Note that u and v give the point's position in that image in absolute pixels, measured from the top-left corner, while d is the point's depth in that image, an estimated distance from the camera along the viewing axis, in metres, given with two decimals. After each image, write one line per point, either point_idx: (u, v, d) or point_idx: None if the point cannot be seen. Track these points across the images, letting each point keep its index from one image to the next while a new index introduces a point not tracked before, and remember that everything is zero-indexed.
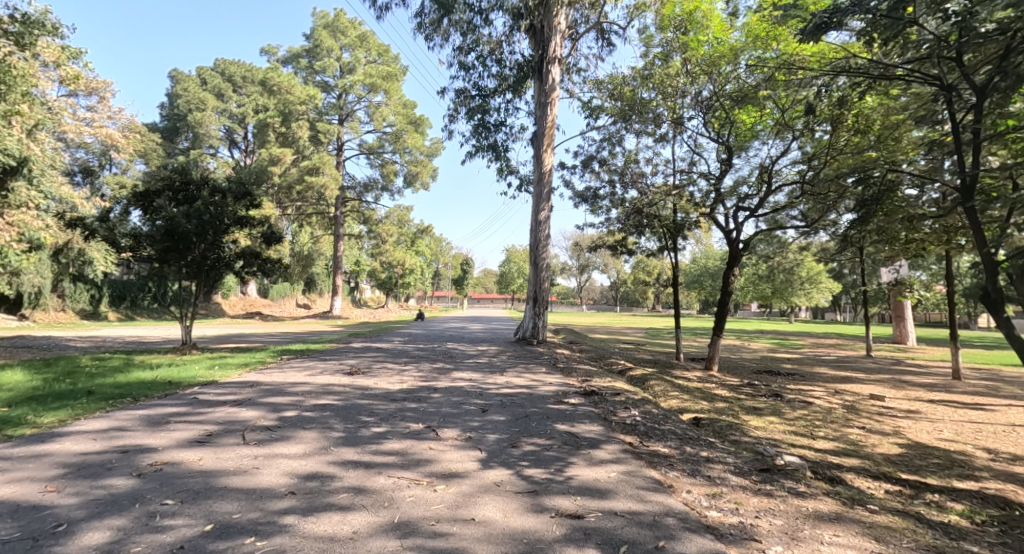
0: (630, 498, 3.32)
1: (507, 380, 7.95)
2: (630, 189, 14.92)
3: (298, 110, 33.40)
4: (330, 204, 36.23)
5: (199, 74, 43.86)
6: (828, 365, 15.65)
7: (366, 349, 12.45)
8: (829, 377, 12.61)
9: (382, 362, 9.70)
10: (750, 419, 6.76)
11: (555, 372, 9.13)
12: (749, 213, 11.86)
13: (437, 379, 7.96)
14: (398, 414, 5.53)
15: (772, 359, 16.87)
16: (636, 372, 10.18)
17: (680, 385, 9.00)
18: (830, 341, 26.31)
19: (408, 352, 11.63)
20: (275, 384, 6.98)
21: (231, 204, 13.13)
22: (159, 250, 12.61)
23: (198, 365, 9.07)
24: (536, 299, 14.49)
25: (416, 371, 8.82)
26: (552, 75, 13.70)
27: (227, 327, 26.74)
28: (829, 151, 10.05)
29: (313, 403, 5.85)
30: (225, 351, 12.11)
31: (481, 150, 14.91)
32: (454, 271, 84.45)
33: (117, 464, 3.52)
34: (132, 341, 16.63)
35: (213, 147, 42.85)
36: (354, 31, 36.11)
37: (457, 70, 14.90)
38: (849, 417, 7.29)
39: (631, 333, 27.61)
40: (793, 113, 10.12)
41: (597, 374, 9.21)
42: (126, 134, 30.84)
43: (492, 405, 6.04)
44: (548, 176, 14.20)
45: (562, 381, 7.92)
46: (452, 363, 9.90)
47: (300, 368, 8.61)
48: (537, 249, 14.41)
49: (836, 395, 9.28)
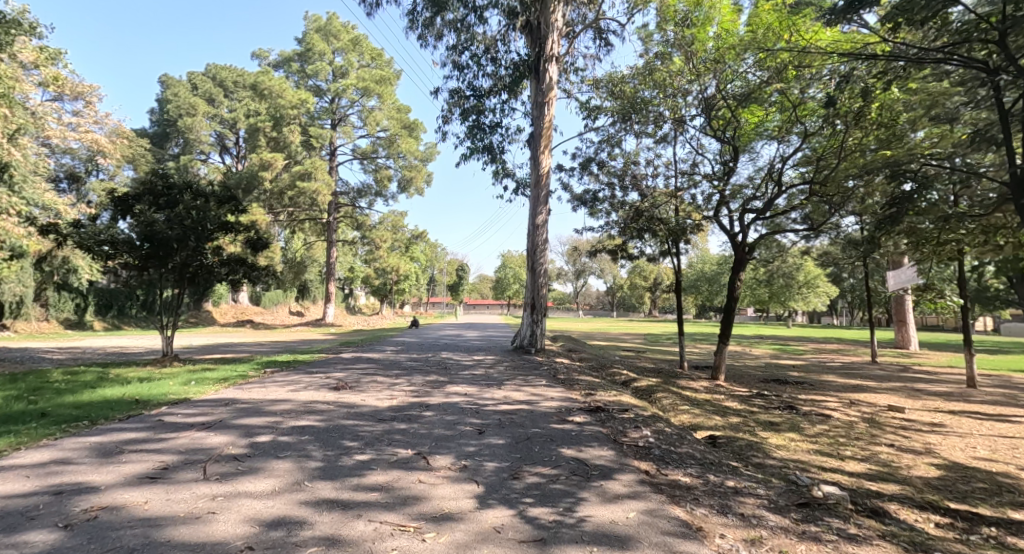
0: (657, 549, 2.78)
1: (505, 395, 7.40)
2: (631, 192, 14.47)
3: (289, 115, 32.93)
4: (323, 210, 35.76)
5: (189, 80, 43.31)
6: (835, 373, 15.18)
7: (356, 360, 11.85)
8: (839, 386, 12.11)
9: (372, 375, 9.11)
10: (769, 436, 6.23)
11: (556, 384, 8.59)
12: (758, 213, 11.42)
13: (430, 394, 7.40)
14: (385, 438, 4.96)
15: (777, 366, 16.38)
16: (641, 384, 9.65)
17: (689, 398, 8.47)
18: (832, 347, 25.91)
19: (400, 363, 11.08)
20: (253, 402, 6.38)
21: (216, 209, 12.57)
22: (139, 258, 11.98)
23: (174, 380, 8.43)
24: (534, 305, 13.95)
25: (408, 385, 8.25)
26: (549, 73, 13.21)
27: (215, 337, 26.04)
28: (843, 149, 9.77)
29: (291, 425, 5.27)
30: (207, 364, 11.53)
31: (476, 152, 14.41)
32: (449, 277, 83.85)
33: (43, 511, 2.94)
34: (114, 351, 16.00)
35: (204, 152, 42.29)
36: (347, 35, 35.76)
37: (451, 70, 14.44)
38: (874, 433, 6.77)
39: (630, 340, 27.10)
40: (806, 109, 9.79)
41: (600, 386, 8.68)
42: (112, 140, 30.31)
43: (489, 426, 5.50)
44: (546, 178, 13.73)
45: (564, 396, 7.37)
46: (446, 376, 9.33)
47: (284, 383, 8.02)
48: (535, 254, 13.89)
49: (852, 407, 8.78)
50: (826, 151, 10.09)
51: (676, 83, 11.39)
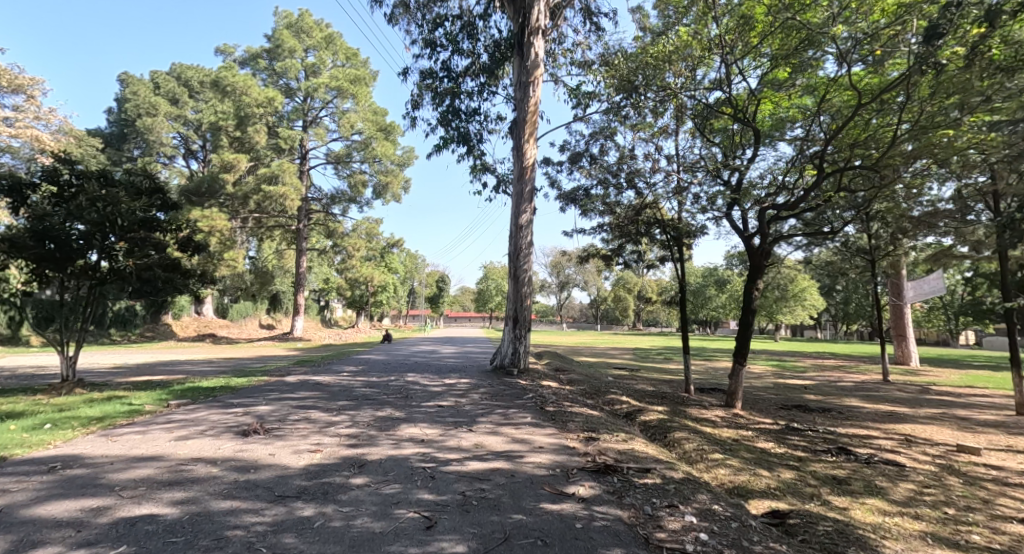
0: None
1: (477, 444, 5.39)
2: (627, 190, 12.76)
3: (255, 113, 30.77)
4: (292, 216, 33.63)
5: (152, 79, 40.93)
6: (854, 395, 13.55)
7: (300, 386, 9.72)
8: (872, 412, 10.37)
9: (306, 411, 7.04)
10: (849, 507, 4.37)
11: (543, 422, 6.64)
12: (778, 208, 9.39)
13: (373, 443, 5.37)
14: (266, 544, 2.94)
15: (788, 387, 14.63)
16: (650, 417, 7.74)
17: (715, 439, 6.59)
18: (831, 363, 24.48)
19: (351, 391, 9.00)
20: (97, 464, 4.28)
21: (130, 201, 10.36)
22: (30, 259, 9.77)
23: (30, 421, 6.22)
24: (517, 318, 12.01)
25: (349, 425, 6.18)
26: (535, 49, 11.35)
27: (161, 354, 23.53)
28: (874, 137, 8.60)
29: (119, 516, 3.21)
30: (109, 394, 9.27)
31: (450, 143, 12.54)
32: (430, 290, 81.51)
33: None
34: (27, 372, 13.73)
35: (166, 155, 39.77)
36: (320, 32, 33.91)
37: (422, 50, 12.70)
38: (980, 494, 4.95)
39: (619, 355, 25.32)
40: (836, 90, 8.57)
41: (601, 423, 6.74)
42: (57, 139, 27.96)
43: (445, 511, 3.50)
44: (530, 172, 11.88)
45: (555, 443, 5.43)
46: (404, 410, 7.29)
47: (178, 425, 5.92)
48: (517, 259, 11.96)
49: (914, 447, 6.97)
50: (856, 140, 8.84)
51: (670, 63, 9.95)
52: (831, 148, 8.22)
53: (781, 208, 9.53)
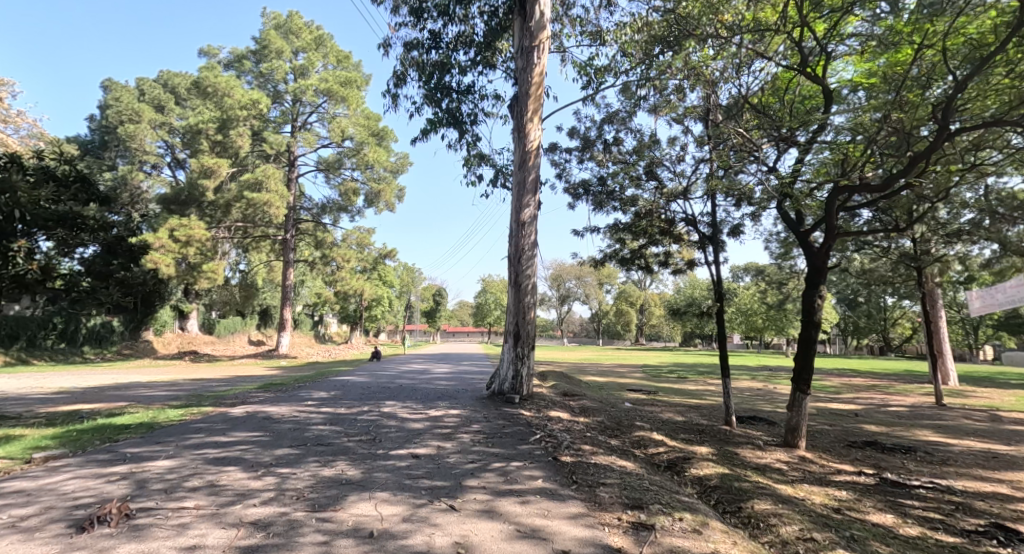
0: None
1: (459, 546, 3.24)
2: (647, 180, 10.78)
3: (238, 117, 28.92)
4: (278, 227, 31.67)
5: (138, 86, 39.32)
6: (920, 424, 11.40)
7: (243, 422, 7.57)
8: (964, 451, 8.23)
9: (220, 469, 4.88)
10: None
11: (562, 488, 4.49)
12: (863, 191, 7.24)
13: (286, 546, 3.21)
14: None
15: (837, 415, 12.45)
16: (703, 470, 5.63)
17: (816, 514, 4.44)
18: (863, 382, 22.29)
19: (304, 431, 6.86)
20: None
21: (34, 189, 8.32)
22: None
23: None
24: (517, 335, 9.93)
25: (266, 499, 4.04)
26: (540, 7, 9.51)
27: (126, 374, 21.32)
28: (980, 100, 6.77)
29: None
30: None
31: (438, 125, 10.60)
32: (427, 304, 79.45)
33: None
34: None
35: (150, 164, 37.95)
36: (309, 34, 32.29)
37: (406, 17, 10.84)
38: None
39: (629, 374, 23.12)
40: (928, 44, 6.77)
41: (646, 488, 4.59)
42: (25, 143, 26.09)
43: None
44: (534, 157, 9.94)
45: (587, 542, 3.29)
46: (364, 466, 5.13)
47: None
48: (518, 263, 9.95)
49: None
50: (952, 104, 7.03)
51: (714, 17, 7.86)
52: (948, 105, 6.19)
53: (864, 191, 7.42)
